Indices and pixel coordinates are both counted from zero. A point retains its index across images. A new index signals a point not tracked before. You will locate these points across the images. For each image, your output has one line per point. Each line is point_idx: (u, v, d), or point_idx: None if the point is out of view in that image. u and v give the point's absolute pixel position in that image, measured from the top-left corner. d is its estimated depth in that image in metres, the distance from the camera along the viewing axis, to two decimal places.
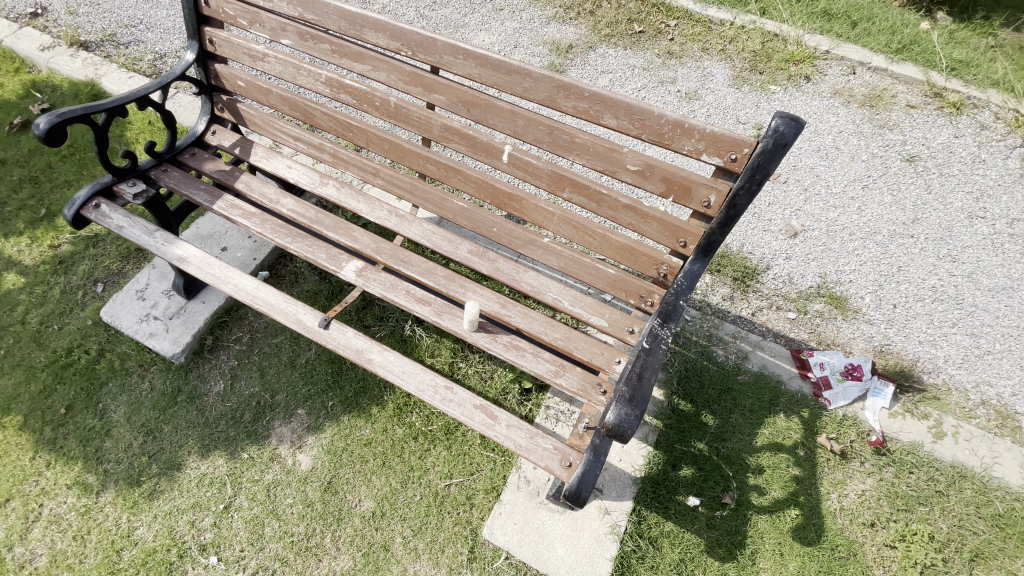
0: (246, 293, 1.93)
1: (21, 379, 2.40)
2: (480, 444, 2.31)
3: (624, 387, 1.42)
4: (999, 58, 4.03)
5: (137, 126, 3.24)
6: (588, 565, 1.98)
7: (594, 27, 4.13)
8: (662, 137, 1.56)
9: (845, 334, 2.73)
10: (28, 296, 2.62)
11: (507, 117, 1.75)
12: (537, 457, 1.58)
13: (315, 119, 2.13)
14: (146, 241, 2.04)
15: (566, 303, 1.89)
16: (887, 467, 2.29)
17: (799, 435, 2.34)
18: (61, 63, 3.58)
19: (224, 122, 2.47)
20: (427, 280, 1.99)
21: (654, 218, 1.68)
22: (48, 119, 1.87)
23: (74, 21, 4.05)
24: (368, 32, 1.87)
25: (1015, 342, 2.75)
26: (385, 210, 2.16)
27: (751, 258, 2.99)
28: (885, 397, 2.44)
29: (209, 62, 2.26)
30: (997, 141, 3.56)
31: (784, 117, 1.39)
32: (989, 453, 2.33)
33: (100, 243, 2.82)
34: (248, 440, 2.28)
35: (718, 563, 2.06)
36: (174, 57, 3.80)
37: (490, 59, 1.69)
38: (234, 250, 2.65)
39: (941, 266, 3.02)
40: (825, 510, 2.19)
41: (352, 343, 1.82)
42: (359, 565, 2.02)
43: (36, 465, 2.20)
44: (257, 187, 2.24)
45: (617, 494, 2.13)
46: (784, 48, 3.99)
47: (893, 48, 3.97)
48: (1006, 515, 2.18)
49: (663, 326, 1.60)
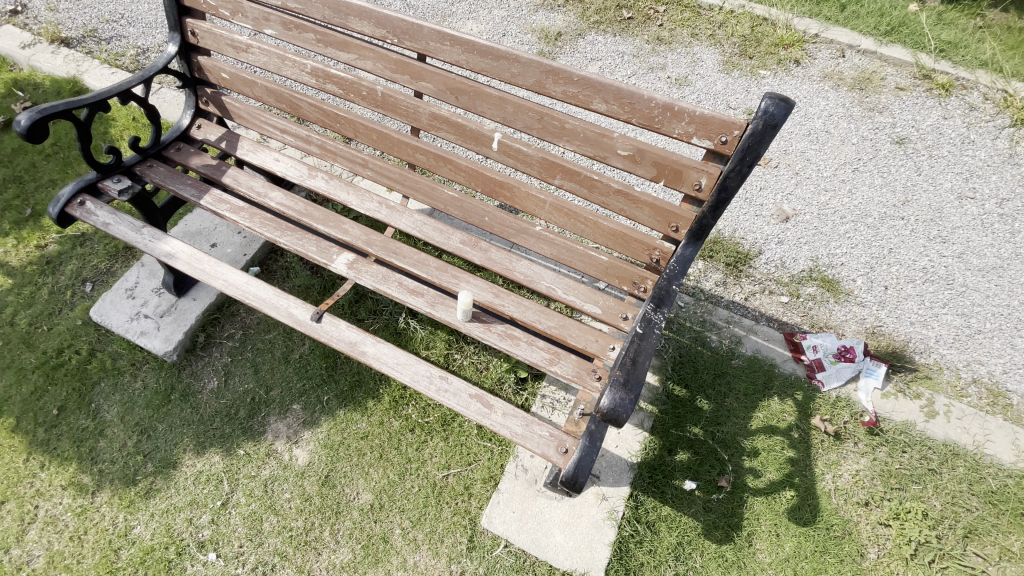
0: (236, 288, 1.91)
1: (11, 381, 2.38)
2: (477, 435, 2.31)
3: (619, 372, 1.43)
4: (987, 39, 4.02)
5: (121, 122, 3.18)
6: (586, 551, 1.99)
7: (583, 14, 4.10)
8: (652, 121, 1.55)
9: (837, 316, 2.75)
10: (15, 297, 2.59)
11: (496, 104, 1.73)
12: (533, 444, 1.59)
13: (302, 111, 2.11)
14: (133, 238, 2.01)
15: (560, 291, 1.89)
16: (881, 446, 2.31)
17: (793, 417, 2.36)
18: (43, 60, 3.52)
19: (209, 116, 2.44)
20: (419, 271, 1.98)
21: (646, 203, 1.67)
22: (30, 115, 1.84)
23: (54, 17, 3.98)
24: (353, 20, 1.85)
25: (1005, 321, 2.77)
26: (376, 201, 2.14)
27: (742, 243, 2.99)
28: (877, 378, 2.47)
29: (192, 54, 2.23)
30: (986, 122, 3.57)
31: (774, 98, 1.38)
32: (981, 431, 2.36)
33: (87, 242, 2.78)
34: (244, 437, 2.27)
35: (715, 546, 2.08)
36: (157, 51, 3.74)
37: (477, 45, 1.67)
38: (224, 246, 2.62)
39: (932, 248, 3.04)
40: (819, 491, 2.21)
41: (344, 336, 1.81)
42: (358, 558, 2.03)
43: (30, 466, 2.19)
44: (244, 181, 2.21)
45: (614, 480, 2.14)
46: (773, 32, 3.98)
47: (882, 30, 3.97)
48: (998, 492, 2.21)
49: (657, 311, 1.61)
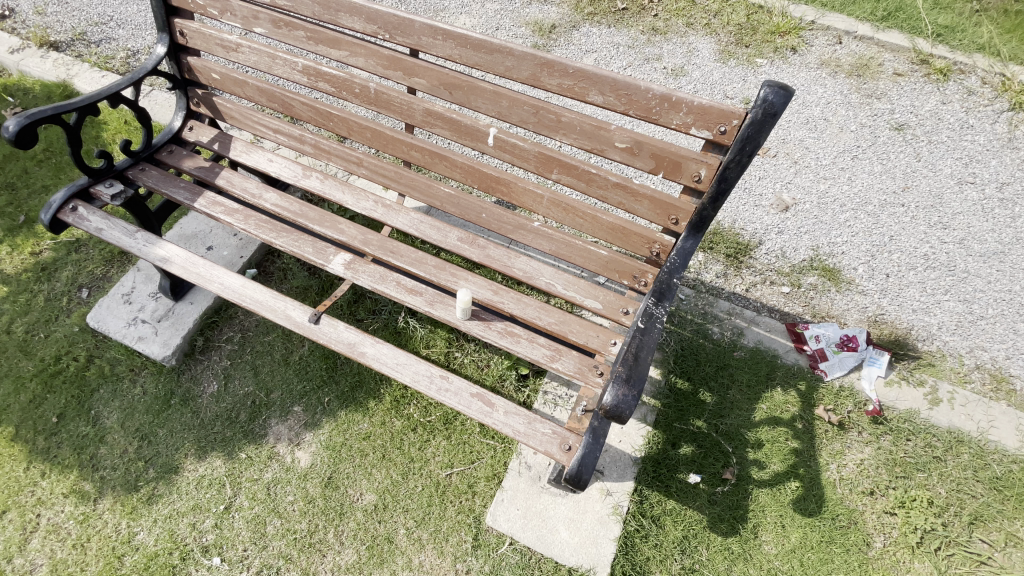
0: (233, 291, 1.89)
1: (9, 390, 2.36)
2: (479, 432, 2.30)
3: (621, 368, 1.41)
4: (985, 22, 3.98)
5: (113, 126, 3.15)
6: (592, 546, 1.99)
7: (576, 6, 4.06)
8: (649, 112, 1.53)
9: (839, 306, 2.73)
10: (11, 305, 2.57)
11: (490, 98, 1.71)
12: (537, 442, 1.57)
13: (295, 110, 2.08)
14: (126, 243, 1.99)
15: (559, 287, 1.87)
16: (885, 435, 2.31)
17: (797, 408, 2.35)
18: (32, 65, 3.48)
19: (201, 117, 2.41)
20: (417, 270, 1.96)
21: (645, 195, 1.65)
22: (18, 121, 1.81)
23: (43, 21, 3.93)
24: (343, 16, 1.82)
25: (1007, 306, 2.76)
26: (371, 201, 2.12)
27: (742, 234, 2.97)
28: (880, 366, 2.46)
29: (182, 55, 2.20)
30: (985, 106, 3.54)
31: (773, 86, 1.36)
32: (985, 417, 2.35)
33: (82, 248, 2.76)
34: (245, 440, 2.26)
35: (721, 538, 2.07)
36: (148, 53, 3.70)
37: (470, 39, 1.65)
38: (220, 249, 2.60)
39: (932, 234, 3.02)
40: (824, 481, 2.21)
41: (343, 337, 1.79)
42: (363, 559, 2.02)
43: (31, 475, 2.18)
44: (238, 182, 2.19)
45: (618, 475, 2.13)
46: (770, 20, 3.95)
47: (879, 15, 3.94)
48: (1003, 478, 2.21)
49: (658, 305, 1.60)
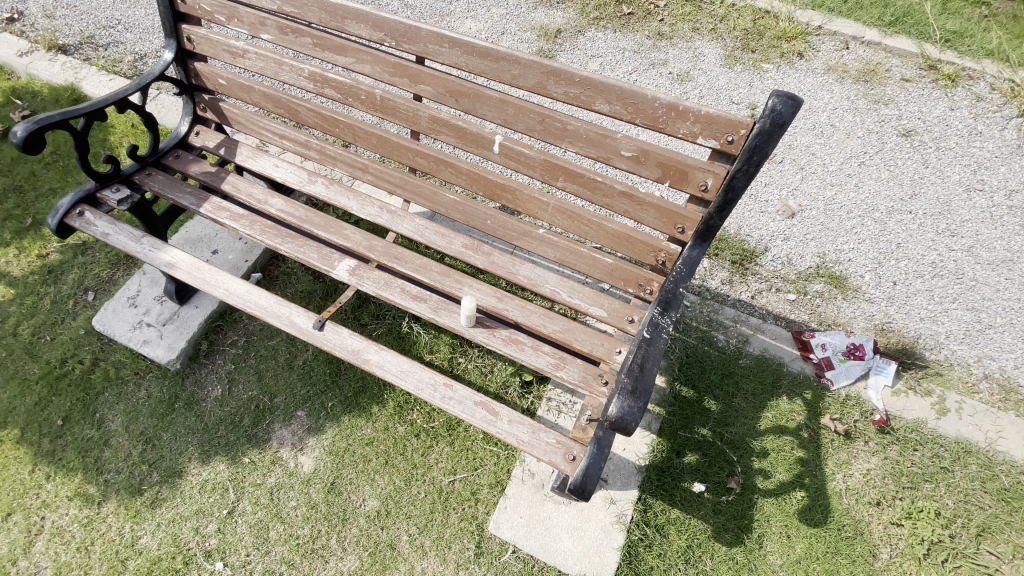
0: (238, 297, 1.90)
1: (15, 392, 2.37)
2: (482, 439, 2.29)
3: (626, 379, 1.41)
4: (994, 27, 3.95)
5: (120, 129, 3.17)
6: (596, 555, 1.98)
7: (582, 10, 4.06)
8: (655, 121, 1.52)
9: (845, 313, 2.72)
10: (18, 308, 2.58)
11: (497, 106, 1.71)
12: (540, 451, 1.56)
13: (301, 116, 2.08)
14: (132, 248, 2.00)
15: (564, 295, 1.85)
16: (892, 445, 2.29)
17: (802, 417, 2.33)
18: (40, 68, 3.51)
19: (207, 123, 2.42)
20: (422, 276, 1.95)
21: (651, 204, 1.65)
22: (26, 127, 1.82)
23: (52, 24, 3.96)
24: (350, 23, 1.82)
25: (1016, 315, 2.73)
26: (376, 206, 2.11)
27: (748, 240, 2.96)
28: (887, 375, 2.44)
29: (189, 61, 2.21)
30: (993, 112, 3.52)
31: (781, 96, 1.35)
32: (993, 427, 2.33)
33: (88, 250, 2.77)
34: (248, 444, 2.26)
35: (726, 548, 2.06)
36: (154, 56, 3.73)
37: (476, 47, 1.65)
38: (225, 253, 2.61)
39: (941, 241, 3.00)
40: (830, 490, 2.19)
41: (348, 344, 1.79)
42: (366, 565, 2.01)
43: (36, 478, 2.18)
44: (244, 187, 2.19)
45: (622, 483, 2.12)
46: (776, 25, 3.94)
47: (886, 21, 3.91)
48: (1011, 489, 2.18)
49: (664, 314, 1.59)
